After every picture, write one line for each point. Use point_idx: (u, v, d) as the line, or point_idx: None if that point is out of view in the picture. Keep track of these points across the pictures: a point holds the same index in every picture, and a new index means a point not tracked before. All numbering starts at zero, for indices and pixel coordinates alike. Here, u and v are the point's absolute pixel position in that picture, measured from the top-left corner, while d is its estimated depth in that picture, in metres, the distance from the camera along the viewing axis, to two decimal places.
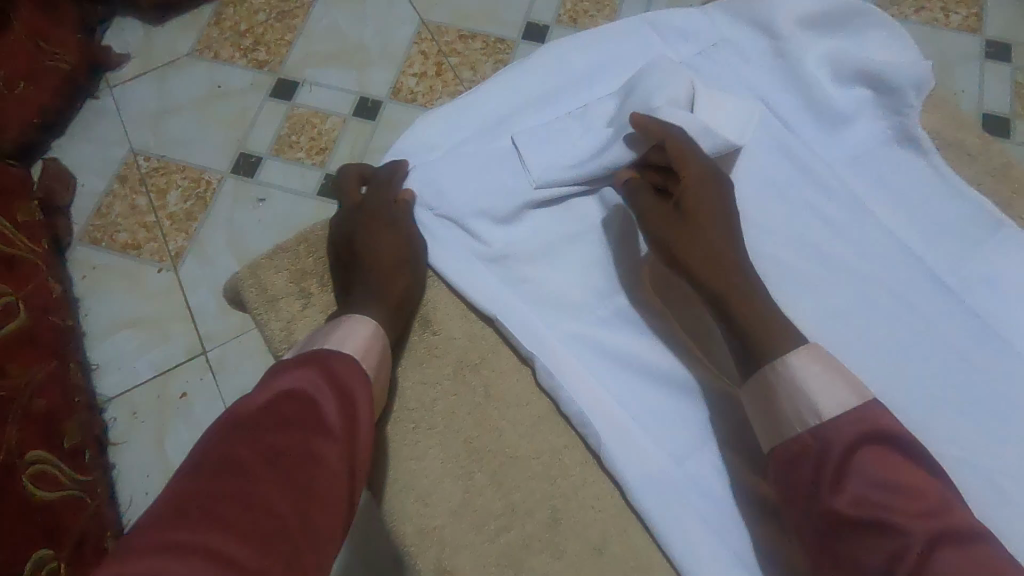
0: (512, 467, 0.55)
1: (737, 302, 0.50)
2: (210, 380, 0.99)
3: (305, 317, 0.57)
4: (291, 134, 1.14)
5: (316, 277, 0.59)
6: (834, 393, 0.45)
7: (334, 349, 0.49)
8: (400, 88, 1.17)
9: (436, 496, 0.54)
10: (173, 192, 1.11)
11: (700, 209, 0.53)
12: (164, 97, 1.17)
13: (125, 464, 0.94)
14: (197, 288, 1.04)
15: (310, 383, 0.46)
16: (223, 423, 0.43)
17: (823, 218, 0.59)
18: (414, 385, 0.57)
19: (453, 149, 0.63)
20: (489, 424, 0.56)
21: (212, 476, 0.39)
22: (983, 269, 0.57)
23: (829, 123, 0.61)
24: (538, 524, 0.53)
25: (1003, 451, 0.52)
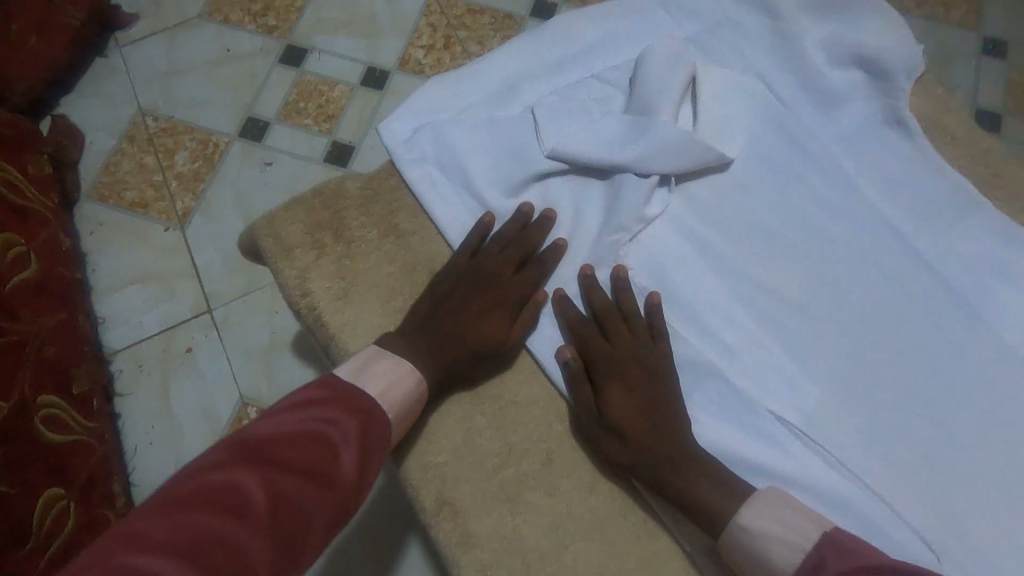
0: (511, 411, 0.58)
1: (678, 483, 0.51)
2: (214, 337, 1.01)
3: (318, 267, 0.60)
4: (299, 100, 1.16)
5: (329, 229, 0.61)
6: (784, 545, 0.47)
7: (371, 396, 0.51)
8: (408, 59, 1.19)
9: (439, 434, 0.57)
10: (181, 153, 1.12)
11: (642, 385, 0.55)
12: (173, 59, 1.18)
13: (131, 413, 0.97)
14: (203, 247, 1.06)
15: (338, 431, 0.48)
16: (252, 437, 0.46)
17: (813, 193, 0.62)
18: None
19: (464, 113, 0.65)
20: (490, 371, 0.59)
21: (217, 496, 0.42)
22: (961, 247, 0.60)
23: (825, 104, 0.63)
24: (533, 464, 0.56)
25: (965, 414, 0.56)
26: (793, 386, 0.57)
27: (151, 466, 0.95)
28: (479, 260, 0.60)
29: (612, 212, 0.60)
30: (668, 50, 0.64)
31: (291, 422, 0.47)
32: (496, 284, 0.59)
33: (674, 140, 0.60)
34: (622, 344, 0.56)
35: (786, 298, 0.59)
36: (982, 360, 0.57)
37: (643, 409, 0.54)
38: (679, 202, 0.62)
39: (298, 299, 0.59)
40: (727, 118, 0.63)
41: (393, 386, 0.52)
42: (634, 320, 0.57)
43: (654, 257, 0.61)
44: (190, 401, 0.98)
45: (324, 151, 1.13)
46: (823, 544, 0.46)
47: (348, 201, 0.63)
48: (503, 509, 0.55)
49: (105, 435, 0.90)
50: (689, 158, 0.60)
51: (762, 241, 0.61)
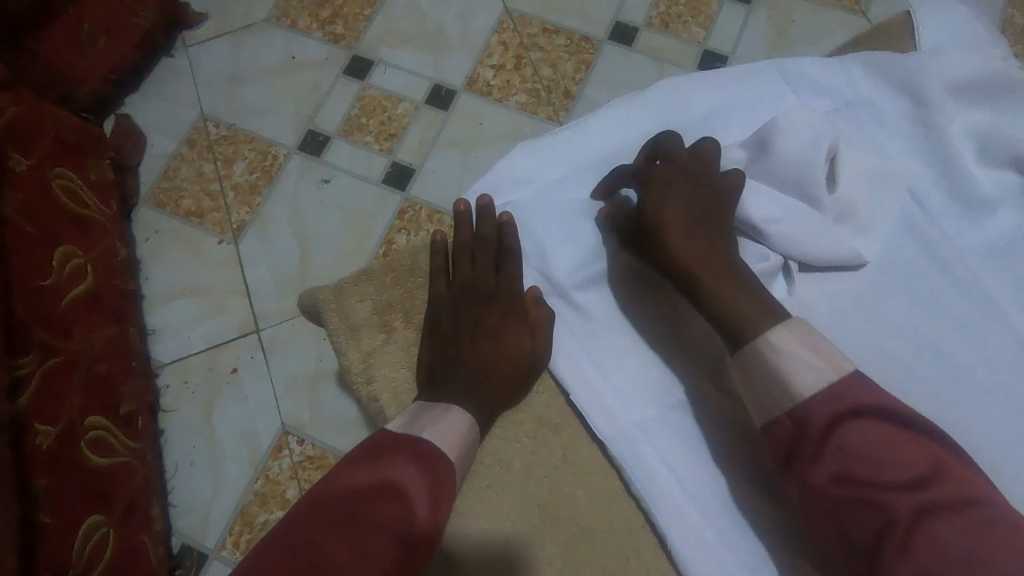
0: (584, 540, 0.58)
1: (718, 296, 0.55)
2: (260, 359, 0.99)
3: (384, 351, 0.62)
4: (362, 116, 1.12)
5: (398, 312, 0.64)
6: (806, 370, 0.50)
7: (427, 440, 0.52)
8: (477, 79, 1.13)
9: (507, 556, 0.57)
10: (239, 162, 1.10)
11: (684, 195, 0.58)
12: (238, 63, 1.15)
13: (173, 432, 0.96)
14: (257, 264, 1.04)
15: (407, 477, 0.48)
16: (326, 496, 0.47)
17: (928, 329, 0.57)
18: (495, 442, 0.61)
19: (555, 184, 0.67)
20: (562, 494, 0.59)
21: (300, 561, 0.42)
22: None
23: (969, 208, 0.60)
24: None
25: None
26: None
27: (189, 488, 0.94)
28: (468, 283, 0.62)
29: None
30: (803, 121, 0.59)
31: (356, 476, 0.48)
32: (492, 298, 0.61)
33: (802, 227, 0.57)
34: (671, 167, 0.59)
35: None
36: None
37: (688, 224, 0.57)
38: (789, 304, 0.58)
39: (360, 383, 0.61)
40: (864, 209, 0.59)
41: (448, 431, 0.53)
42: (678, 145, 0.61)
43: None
44: (233, 425, 0.97)
45: (383, 171, 1.09)
46: (844, 379, 0.49)
47: (419, 282, 0.65)
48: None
49: (148, 455, 0.90)
50: (811, 248, 0.57)
51: (869, 368, 0.57)
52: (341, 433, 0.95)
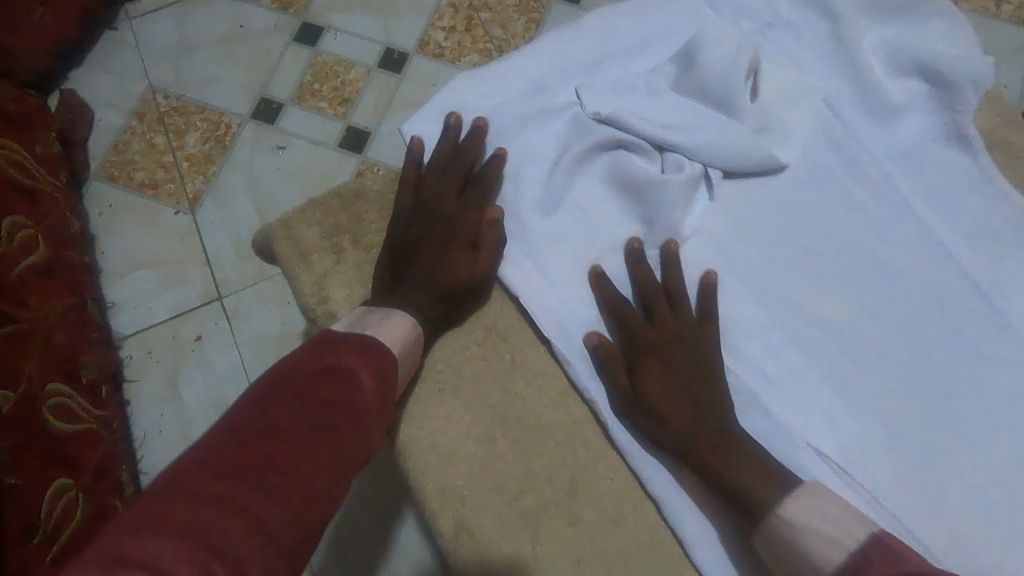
0: (535, 436, 0.56)
1: (728, 461, 0.51)
2: (225, 326, 0.99)
3: (338, 272, 0.57)
4: (314, 82, 1.12)
5: (348, 233, 0.60)
6: (824, 544, 0.45)
7: (375, 337, 0.52)
8: (428, 41, 1.14)
9: (459, 457, 0.56)
10: (191, 133, 1.09)
11: (683, 355, 0.55)
12: (185, 33, 1.14)
13: (138, 402, 0.96)
14: (215, 233, 1.04)
15: (352, 363, 0.49)
16: (273, 384, 0.46)
17: (847, 228, 0.60)
18: (444, 348, 0.59)
19: (494, 109, 0.61)
20: (514, 394, 0.58)
21: (251, 440, 0.42)
22: (992, 284, 0.59)
23: (880, 117, 0.63)
24: (557, 493, 0.55)
25: (995, 459, 0.55)
26: (816, 406, 0.57)
27: (158, 455, 0.94)
28: (435, 199, 0.60)
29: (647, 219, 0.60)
30: (726, 36, 0.60)
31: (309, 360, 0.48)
32: (454, 215, 0.59)
33: (723, 138, 0.59)
34: (668, 322, 0.56)
35: (824, 322, 0.59)
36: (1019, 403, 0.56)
37: (688, 378, 0.54)
38: (713, 214, 0.61)
39: (315, 305, 0.57)
40: (784, 120, 0.61)
41: (390, 331, 0.53)
42: (681, 303, 0.57)
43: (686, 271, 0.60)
44: (199, 391, 0.97)
45: (340, 136, 1.09)
46: (865, 545, 0.44)
47: (368, 204, 0.61)
48: (524, 536, 0.54)
49: (115, 423, 0.90)
50: (729, 156, 0.59)
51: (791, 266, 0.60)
52: None
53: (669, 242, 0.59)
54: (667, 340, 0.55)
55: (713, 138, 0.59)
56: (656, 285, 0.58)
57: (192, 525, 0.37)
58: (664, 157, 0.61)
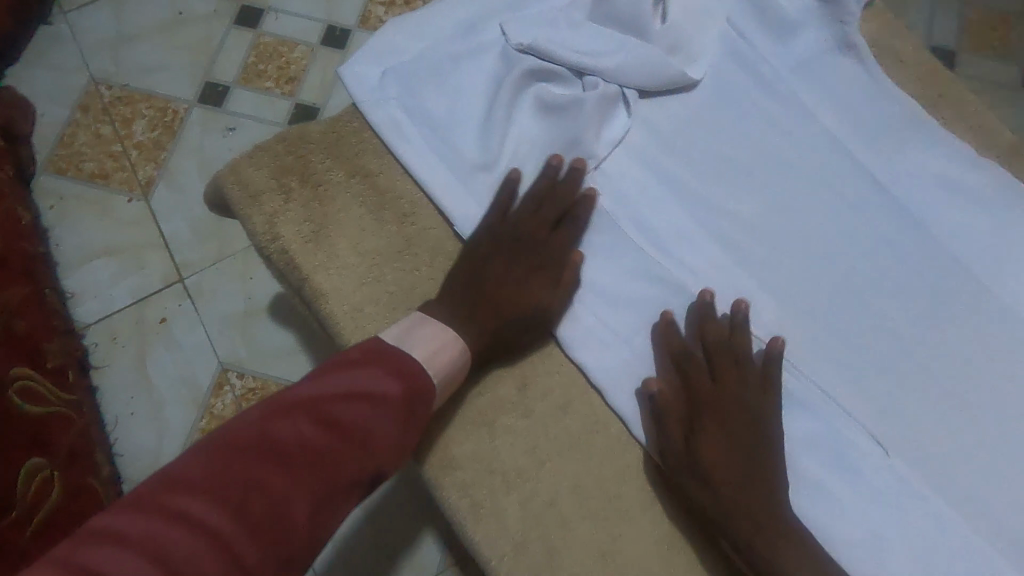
0: None
1: (769, 548, 0.46)
2: (189, 306, 1.00)
3: (290, 212, 0.54)
4: (258, 63, 1.13)
5: (297, 174, 0.55)
6: None
7: (415, 358, 0.48)
8: (369, 17, 1.16)
9: None
10: (139, 121, 1.09)
11: (745, 429, 0.49)
12: (123, 24, 1.14)
13: (108, 387, 0.97)
14: (171, 217, 1.04)
15: (380, 390, 0.46)
16: (302, 395, 0.46)
17: (771, 122, 0.59)
18: (392, 268, 0.54)
19: (411, 50, 0.59)
20: (424, 289, 0.53)
21: (264, 447, 0.42)
22: (907, 165, 0.58)
23: (776, 32, 0.61)
24: (509, 388, 0.53)
25: (933, 338, 0.54)
26: (750, 301, 0.54)
27: (133, 437, 0.95)
28: (521, 235, 0.54)
29: (575, 144, 0.56)
30: None
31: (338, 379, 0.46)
32: (532, 255, 0.54)
33: (641, 58, 0.57)
34: (728, 385, 0.51)
35: (758, 228, 0.56)
36: (958, 280, 0.54)
37: (742, 453, 0.48)
38: (640, 129, 0.59)
39: (270, 245, 0.54)
40: (699, 34, 0.60)
41: (438, 352, 0.49)
42: (747, 365, 0.51)
43: (620, 193, 0.57)
44: (169, 371, 0.98)
45: (289, 114, 1.11)
46: None
47: (312, 144, 0.56)
48: (481, 431, 0.53)
49: (83, 407, 0.90)
50: (647, 74, 0.57)
51: (719, 168, 0.58)
52: (282, 363, 0.98)
53: (738, 302, 0.52)
54: (729, 410, 0.50)
55: (630, 59, 0.57)
56: (721, 343, 0.52)
57: (178, 538, 0.38)
58: (583, 80, 0.58)
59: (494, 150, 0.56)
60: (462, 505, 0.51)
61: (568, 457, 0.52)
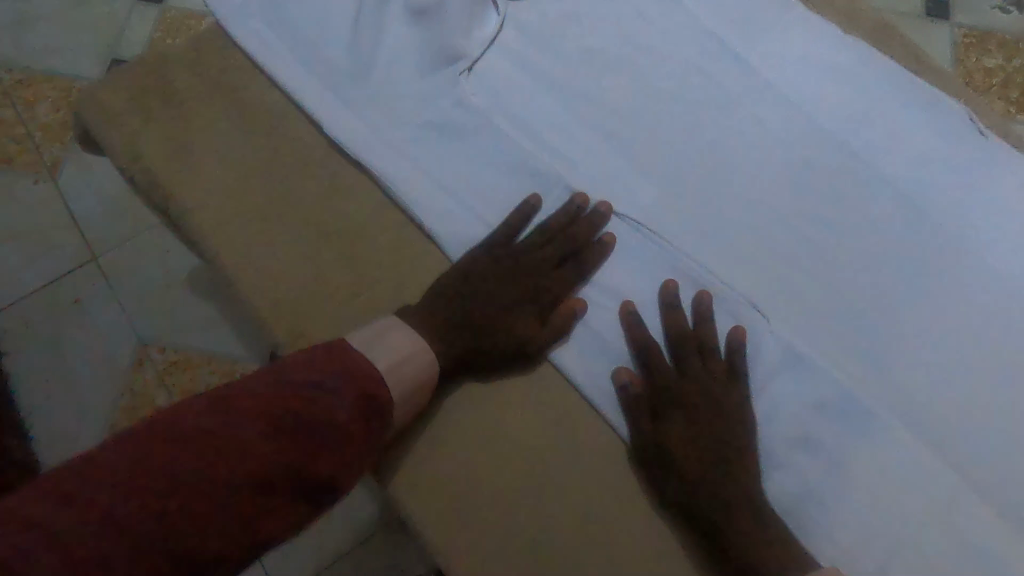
0: (362, 241, 0.51)
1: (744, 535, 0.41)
2: (103, 285, 0.97)
3: (151, 131, 0.53)
4: (166, 37, 1.10)
5: (157, 93, 0.54)
6: None
7: (380, 370, 0.42)
8: None
9: (290, 272, 0.50)
10: (42, 103, 1.06)
11: (714, 415, 0.45)
12: (24, 7, 1.11)
13: (21, 373, 0.93)
14: (80, 196, 1.01)
15: (336, 397, 0.39)
16: (253, 390, 0.38)
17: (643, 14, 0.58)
18: (261, 178, 0.52)
19: None
20: (286, 191, 0.52)
21: (196, 447, 0.35)
22: (779, 48, 0.56)
23: None
24: (386, 288, 0.50)
25: (814, 210, 0.52)
26: (629, 189, 0.53)
27: (49, 421, 0.91)
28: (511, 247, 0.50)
29: (443, 44, 0.55)
30: None
31: (294, 377, 0.39)
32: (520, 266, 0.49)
33: None
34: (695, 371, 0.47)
35: (629, 116, 0.55)
36: (825, 155, 0.53)
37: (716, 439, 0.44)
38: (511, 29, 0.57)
39: (133, 165, 0.52)
40: None
41: (407, 361, 0.43)
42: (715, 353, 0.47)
43: (495, 92, 0.55)
44: (85, 353, 0.94)
45: None
46: None
47: (174, 63, 0.55)
48: None
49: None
50: None
51: (592, 61, 0.56)
52: (203, 335, 0.95)
53: (602, 204, 0.51)
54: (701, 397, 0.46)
55: None
56: (589, 240, 0.50)
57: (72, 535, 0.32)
58: None
59: (369, 56, 0.55)
60: None
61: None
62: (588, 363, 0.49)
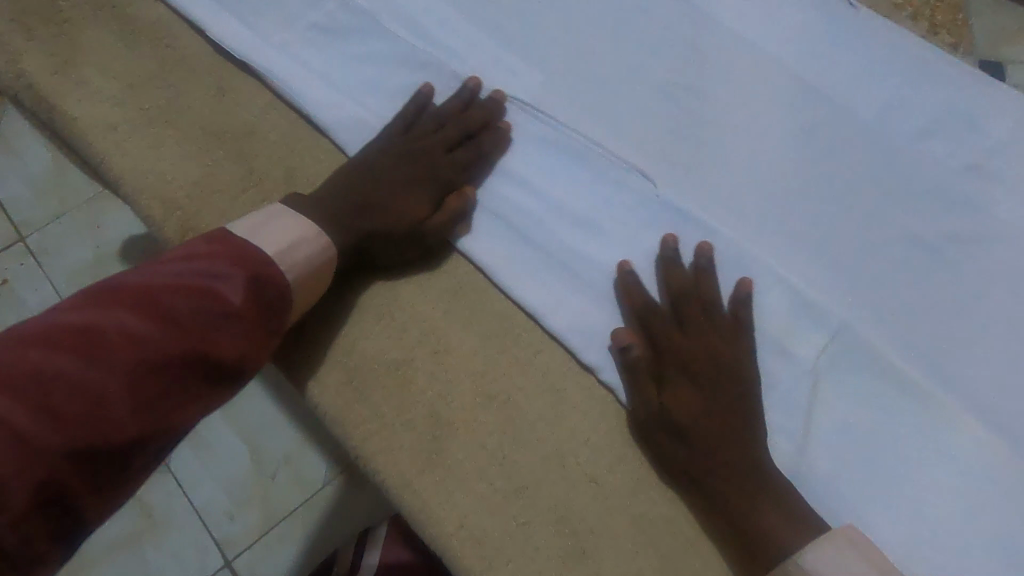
0: (252, 139, 0.51)
1: (739, 503, 0.40)
2: (33, 265, 0.95)
3: (33, 49, 0.53)
4: None
5: (38, 13, 0.53)
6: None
7: (266, 253, 0.41)
8: None
9: (177, 172, 0.50)
10: None
11: (721, 380, 0.43)
12: None
13: None
14: (6, 179, 0.99)
15: (221, 281, 0.38)
16: (129, 283, 0.37)
17: None
18: (147, 87, 0.52)
19: None
20: (181, 101, 0.52)
21: (72, 337, 0.34)
22: None
23: None
24: (277, 182, 0.50)
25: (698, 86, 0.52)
26: (518, 77, 0.54)
27: None
28: (411, 138, 0.50)
29: None
30: None
31: (174, 268, 0.38)
32: (415, 154, 0.49)
33: None
34: (701, 332, 0.44)
35: (514, 11, 0.55)
36: (703, 32, 0.54)
37: (720, 403, 0.42)
38: None
39: (16, 82, 0.52)
40: None
41: (288, 240, 0.42)
42: (716, 308, 0.45)
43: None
44: None
45: None
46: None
47: None
48: None
49: None
50: None
51: None
52: None
53: (495, 92, 0.52)
54: (705, 357, 0.43)
55: None
56: (484, 127, 0.51)
57: None
58: None
59: None
60: None
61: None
62: (482, 239, 0.49)
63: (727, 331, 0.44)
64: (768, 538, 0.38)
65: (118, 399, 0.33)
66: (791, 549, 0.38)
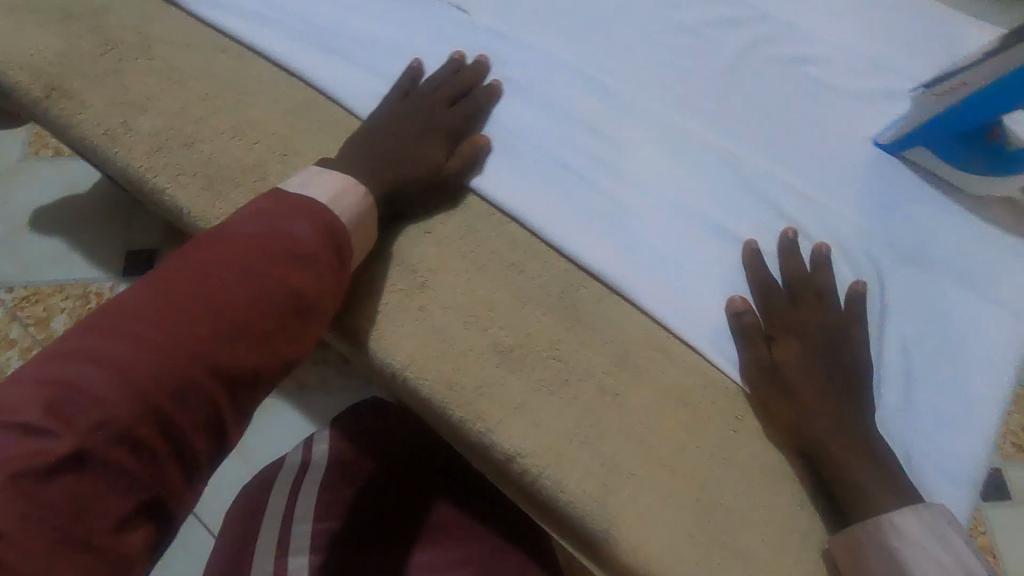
0: (107, 14, 0.57)
1: (846, 461, 0.40)
2: None
3: None
4: None
5: None
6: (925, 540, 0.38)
7: (313, 197, 0.40)
8: None
9: (42, 45, 0.56)
10: None
11: (846, 354, 0.44)
12: None
13: None
14: None
15: (299, 229, 0.38)
16: (211, 241, 0.36)
17: None
18: None
19: None
20: None
21: (185, 292, 0.32)
22: None
23: None
24: (133, 45, 0.56)
25: None
26: None
27: None
28: (414, 96, 0.53)
29: None
30: None
31: (250, 222, 0.37)
32: (424, 111, 0.51)
33: None
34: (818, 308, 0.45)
35: None
36: None
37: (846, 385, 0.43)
38: None
39: None
40: None
41: (342, 193, 0.42)
42: (834, 298, 0.46)
43: None
44: None
45: None
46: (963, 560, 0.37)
47: None
48: (112, 80, 0.55)
49: None
50: None
51: None
52: (53, 268, 0.97)
53: (479, 58, 0.56)
54: (815, 326, 0.45)
55: None
56: (477, 83, 0.55)
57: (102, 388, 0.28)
58: None
59: None
60: (94, 132, 0.53)
61: (193, 79, 0.55)
62: (324, 71, 0.56)
63: (844, 318, 0.45)
64: (863, 502, 0.40)
65: (248, 342, 0.33)
66: (874, 504, 0.39)
